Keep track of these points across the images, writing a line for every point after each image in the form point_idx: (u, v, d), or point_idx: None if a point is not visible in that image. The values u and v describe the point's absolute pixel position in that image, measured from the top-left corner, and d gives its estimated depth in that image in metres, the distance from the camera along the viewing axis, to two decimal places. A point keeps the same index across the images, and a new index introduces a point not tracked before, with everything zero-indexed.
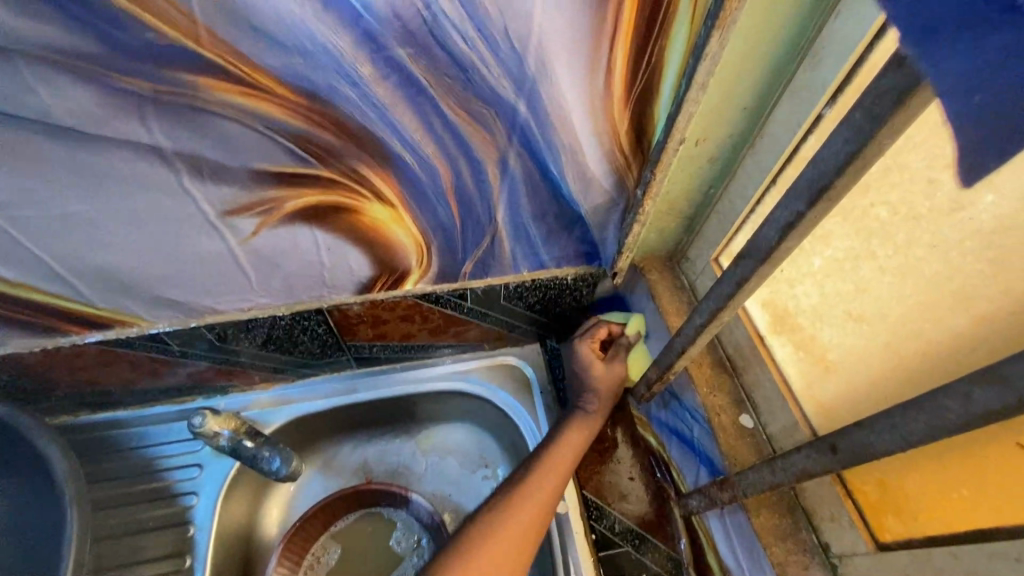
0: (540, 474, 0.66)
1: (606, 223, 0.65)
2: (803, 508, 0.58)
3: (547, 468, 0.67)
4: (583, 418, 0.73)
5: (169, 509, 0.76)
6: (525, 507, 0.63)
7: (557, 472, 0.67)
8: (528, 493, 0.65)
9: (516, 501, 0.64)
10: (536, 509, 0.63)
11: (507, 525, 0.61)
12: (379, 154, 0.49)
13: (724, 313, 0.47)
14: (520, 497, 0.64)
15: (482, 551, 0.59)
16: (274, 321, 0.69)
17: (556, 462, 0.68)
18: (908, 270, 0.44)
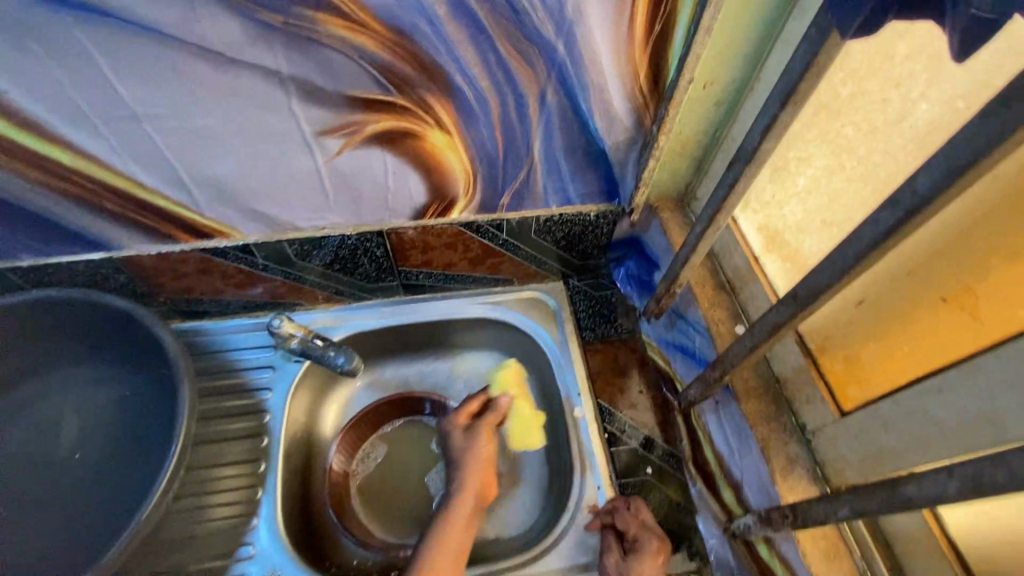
0: (468, 488, 0.78)
1: (626, 161, 0.76)
2: (785, 397, 0.69)
3: (458, 509, 0.76)
4: (480, 448, 0.82)
5: (247, 399, 0.89)
6: (455, 523, 0.74)
7: (474, 487, 0.79)
8: (454, 519, 0.75)
9: (454, 510, 0.76)
10: (470, 518, 0.76)
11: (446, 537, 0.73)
12: (444, 86, 0.61)
13: (719, 218, 0.58)
14: (458, 504, 0.76)
15: (429, 557, 0.71)
16: (342, 240, 0.82)
17: (469, 485, 0.78)
18: (868, 174, 0.54)
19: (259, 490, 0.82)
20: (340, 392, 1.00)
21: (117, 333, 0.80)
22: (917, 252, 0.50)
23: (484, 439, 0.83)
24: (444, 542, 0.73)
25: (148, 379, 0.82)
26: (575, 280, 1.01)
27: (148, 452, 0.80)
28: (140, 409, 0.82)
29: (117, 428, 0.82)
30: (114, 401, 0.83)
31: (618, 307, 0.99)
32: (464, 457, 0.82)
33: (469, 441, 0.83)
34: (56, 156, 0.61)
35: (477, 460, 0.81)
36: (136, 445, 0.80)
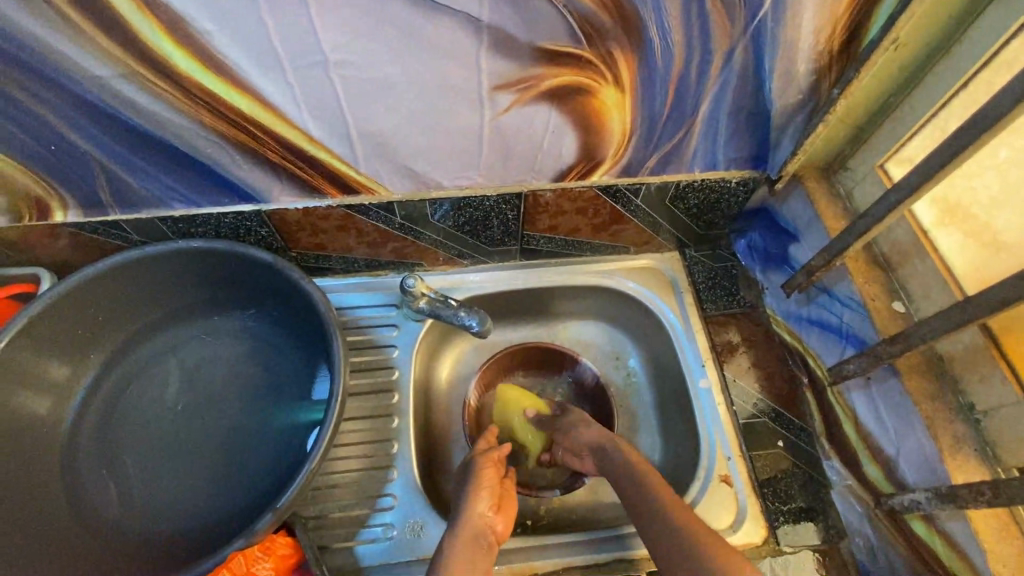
0: (463, 512, 0.70)
1: (786, 126, 0.74)
2: (949, 376, 0.67)
3: (474, 519, 0.69)
4: (485, 471, 0.75)
5: (373, 356, 0.90)
6: (458, 546, 0.66)
7: (475, 510, 0.70)
8: (466, 527, 0.68)
9: (465, 520, 0.69)
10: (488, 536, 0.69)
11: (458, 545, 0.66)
12: (636, 39, 0.59)
13: (926, 186, 0.57)
14: (470, 514, 0.70)
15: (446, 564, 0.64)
16: (482, 201, 0.81)
17: (485, 492, 0.73)
18: None
19: (394, 443, 0.84)
20: (451, 354, 1.01)
21: (265, 285, 0.82)
22: None
23: (489, 462, 0.77)
24: (459, 549, 0.66)
25: (293, 332, 0.85)
26: (691, 251, 1.00)
27: (291, 401, 0.83)
28: (284, 363, 0.85)
29: (261, 377, 0.85)
30: (257, 353, 0.86)
31: (737, 280, 0.97)
32: (466, 486, 0.74)
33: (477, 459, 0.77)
34: (238, 103, 0.60)
35: (483, 471, 0.75)
36: (277, 396, 0.83)
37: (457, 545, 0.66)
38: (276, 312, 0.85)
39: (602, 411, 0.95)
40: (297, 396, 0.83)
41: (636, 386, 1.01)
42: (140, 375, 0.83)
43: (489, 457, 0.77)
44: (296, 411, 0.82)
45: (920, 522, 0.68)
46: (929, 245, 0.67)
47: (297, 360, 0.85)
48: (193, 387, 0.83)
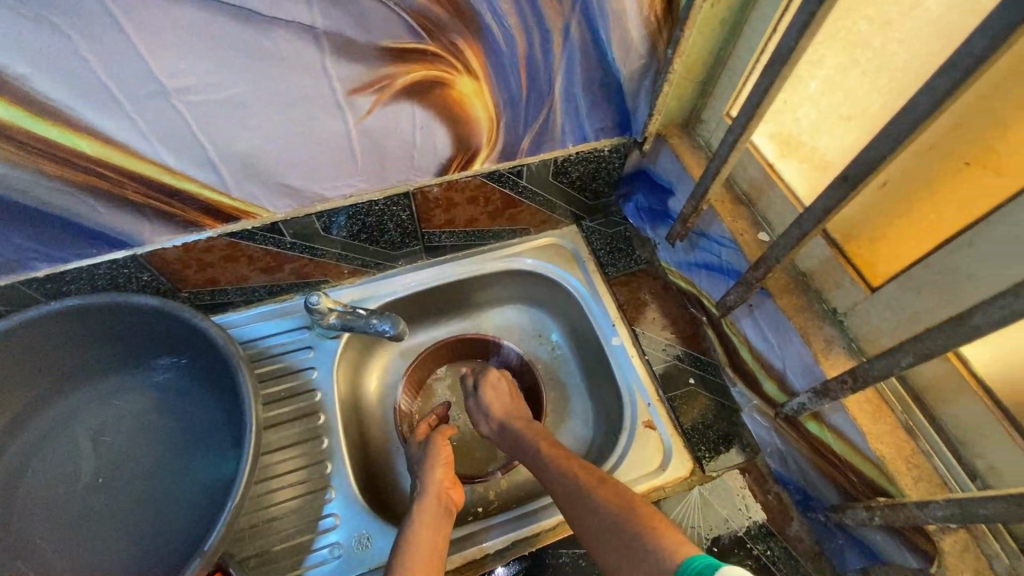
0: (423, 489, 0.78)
1: (639, 90, 0.80)
2: (813, 288, 0.75)
3: (433, 494, 0.77)
4: (439, 450, 0.83)
5: (294, 382, 0.89)
6: (424, 519, 0.74)
7: (436, 486, 0.78)
8: (426, 502, 0.76)
9: (425, 497, 0.76)
10: (446, 507, 0.77)
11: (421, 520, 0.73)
12: (473, 26, 0.61)
13: (752, 123, 0.64)
14: (429, 490, 0.77)
15: (415, 536, 0.71)
16: (370, 206, 0.81)
17: (440, 471, 0.80)
18: (884, 64, 0.59)
19: (328, 462, 0.83)
20: (377, 363, 1.01)
21: (158, 330, 0.78)
22: (936, 129, 0.54)
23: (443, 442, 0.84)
24: (423, 523, 0.73)
25: (200, 374, 0.82)
26: (587, 222, 1.06)
27: (212, 444, 0.80)
28: (199, 408, 0.82)
29: (176, 427, 0.81)
30: (167, 403, 0.82)
31: (631, 241, 1.04)
32: (424, 465, 0.81)
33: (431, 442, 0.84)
34: (77, 145, 0.58)
35: (439, 450, 0.83)
36: (197, 442, 0.80)
37: (422, 518, 0.73)
38: (180, 358, 0.82)
39: (531, 387, 0.98)
40: (218, 438, 0.80)
41: (562, 358, 1.06)
42: (36, 454, 0.77)
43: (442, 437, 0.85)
44: (218, 453, 0.79)
45: (814, 422, 0.74)
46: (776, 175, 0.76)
47: (210, 400, 0.82)
48: (102, 453, 0.78)
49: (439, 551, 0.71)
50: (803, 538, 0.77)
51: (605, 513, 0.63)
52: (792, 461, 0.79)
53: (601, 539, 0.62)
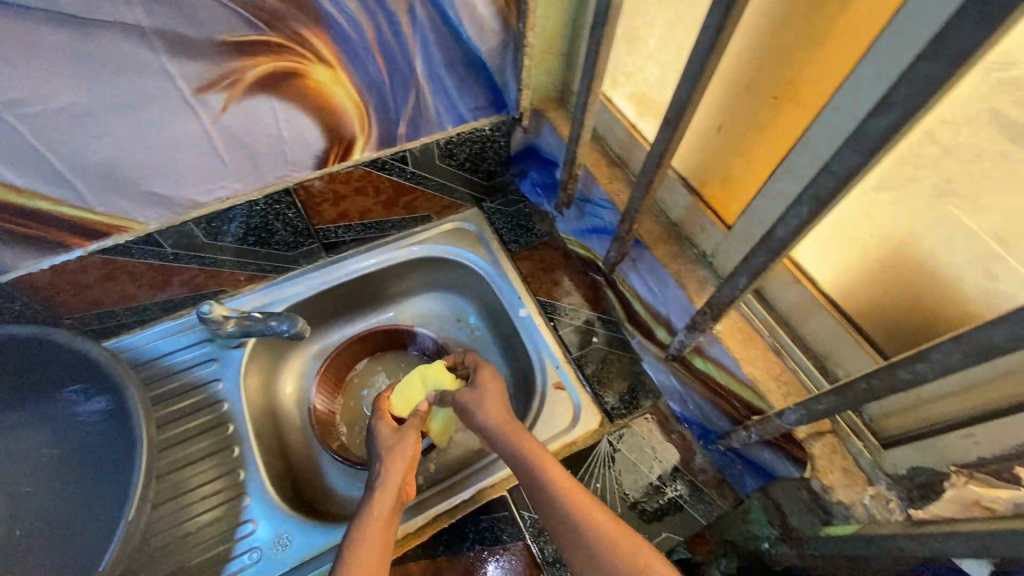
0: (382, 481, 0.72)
1: (503, 66, 0.83)
2: (685, 235, 0.80)
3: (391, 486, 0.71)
4: (405, 441, 0.76)
5: (199, 395, 0.87)
6: (379, 513, 0.68)
7: (396, 480, 0.71)
8: (383, 493, 0.70)
9: (381, 490, 0.70)
10: (399, 497, 0.71)
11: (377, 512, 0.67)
12: (312, 13, 0.62)
13: (596, 84, 0.67)
14: (386, 483, 0.71)
15: (367, 532, 0.65)
16: (250, 207, 0.81)
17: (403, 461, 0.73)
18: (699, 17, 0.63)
19: (241, 471, 0.82)
20: (292, 367, 0.99)
21: (31, 363, 0.75)
22: (746, 71, 0.60)
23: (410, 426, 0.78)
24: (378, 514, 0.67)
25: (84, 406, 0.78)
26: (488, 203, 1.08)
27: (102, 477, 0.75)
28: (87, 441, 0.77)
29: (66, 462, 0.77)
30: (57, 436, 0.78)
31: (531, 216, 1.07)
32: (386, 454, 0.74)
33: (397, 432, 0.77)
34: None
35: (406, 440, 0.76)
36: (94, 471, 0.76)
37: (377, 510, 0.68)
38: (67, 386, 0.77)
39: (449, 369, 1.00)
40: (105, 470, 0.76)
41: (481, 338, 1.07)
42: None
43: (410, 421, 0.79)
44: (111, 482, 0.75)
45: (698, 358, 0.80)
46: (639, 134, 0.80)
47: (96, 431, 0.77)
48: None
49: (386, 541, 0.66)
50: (707, 469, 0.81)
51: (575, 520, 0.60)
52: (690, 401, 0.84)
53: (567, 541, 0.60)
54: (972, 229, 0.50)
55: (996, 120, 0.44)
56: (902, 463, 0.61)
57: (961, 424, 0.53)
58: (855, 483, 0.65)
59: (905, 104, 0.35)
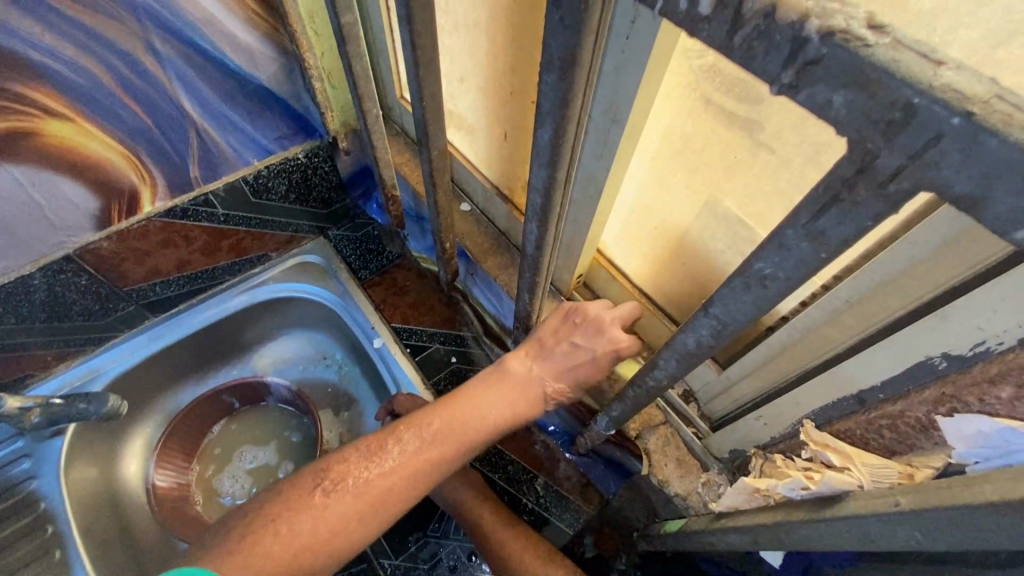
0: (388, 486, 0.55)
1: (295, 90, 0.77)
2: (513, 243, 0.78)
3: (449, 428, 0.59)
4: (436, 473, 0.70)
5: (13, 500, 0.77)
6: (420, 449, 0.57)
7: (470, 423, 0.59)
8: (436, 430, 0.58)
9: (432, 425, 0.58)
10: (453, 439, 0.58)
11: (421, 443, 0.57)
12: (18, 65, 0.55)
13: (369, 106, 0.63)
14: (438, 422, 0.59)
15: (388, 465, 0.56)
16: (26, 285, 0.71)
17: (480, 412, 0.60)
18: (452, 24, 0.60)
19: None
20: (135, 442, 0.91)
21: None
22: (506, 77, 0.57)
23: (485, 427, 0.60)
24: (412, 454, 0.57)
25: None
26: (334, 231, 1.01)
27: None
28: None
29: None
30: None
31: (381, 239, 1.01)
32: (490, 394, 0.61)
33: (493, 381, 0.62)
34: None
35: (494, 392, 0.62)
36: None
37: (412, 448, 0.57)
38: None
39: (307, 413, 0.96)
40: None
41: (349, 373, 1.00)
42: None
43: (494, 414, 0.60)
44: None
45: None
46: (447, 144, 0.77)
47: None
48: None
49: (395, 486, 0.55)
50: (571, 475, 0.80)
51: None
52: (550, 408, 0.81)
53: None
54: (729, 212, 0.49)
55: (709, 107, 0.43)
56: (724, 446, 0.60)
57: (755, 405, 0.53)
58: (690, 472, 0.64)
59: (551, 117, 0.32)
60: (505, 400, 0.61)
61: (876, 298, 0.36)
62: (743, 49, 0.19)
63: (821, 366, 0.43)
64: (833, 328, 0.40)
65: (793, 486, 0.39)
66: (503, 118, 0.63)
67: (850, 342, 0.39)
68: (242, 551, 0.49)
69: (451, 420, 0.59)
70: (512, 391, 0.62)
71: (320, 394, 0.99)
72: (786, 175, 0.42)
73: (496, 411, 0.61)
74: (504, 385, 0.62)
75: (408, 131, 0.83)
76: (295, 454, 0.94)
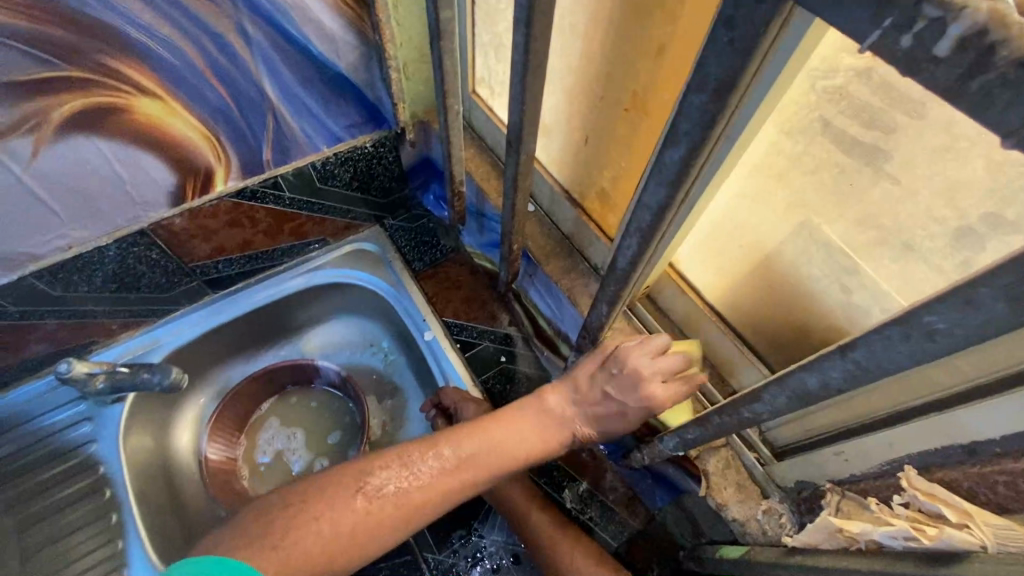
0: (425, 500, 0.54)
1: (371, 80, 0.77)
2: (577, 248, 0.77)
3: (485, 452, 0.58)
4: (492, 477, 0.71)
5: (74, 461, 0.80)
6: (456, 470, 0.56)
7: (504, 448, 0.59)
8: (475, 453, 0.57)
9: (471, 445, 0.57)
10: (488, 462, 0.57)
11: (459, 462, 0.56)
12: (117, 42, 0.56)
13: (451, 102, 0.62)
14: (476, 442, 0.58)
15: (425, 482, 0.55)
16: (102, 254, 0.73)
17: (516, 439, 0.59)
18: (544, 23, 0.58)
19: (119, 540, 0.76)
20: (188, 413, 0.93)
21: None
22: (599, 82, 0.56)
23: (516, 457, 0.59)
24: (450, 471, 0.56)
25: None
26: (390, 221, 1.01)
27: None
28: None
29: None
30: None
31: (436, 232, 1.01)
32: (524, 420, 0.61)
33: (529, 410, 0.61)
34: None
35: (531, 421, 0.61)
36: None
37: (450, 465, 0.56)
38: None
39: (354, 398, 0.96)
40: None
41: (395, 362, 1.00)
42: None
43: (526, 445, 0.59)
44: None
45: None
46: None
47: None
48: None
49: (427, 503, 0.55)
50: (617, 487, 0.79)
51: None
52: None
53: None
54: (830, 239, 0.47)
55: (828, 130, 0.41)
56: (790, 475, 0.58)
57: (834, 438, 0.50)
58: (750, 498, 0.62)
59: (687, 138, 0.31)
60: (537, 429, 0.61)
61: (1005, 348, 0.34)
62: (974, 99, 0.18)
63: (927, 409, 0.41)
64: (940, 372, 0.39)
65: (893, 534, 0.39)
66: (589, 122, 0.61)
67: (959, 388, 0.38)
68: (284, 547, 0.49)
69: (489, 444, 0.58)
70: (548, 424, 0.61)
71: (366, 380, 1.00)
72: (907, 210, 0.40)
73: (529, 440, 0.60)
74: (541, 415, 0.61)
75: (475, 125, 0.84)
76: (341, 437, 0.95)
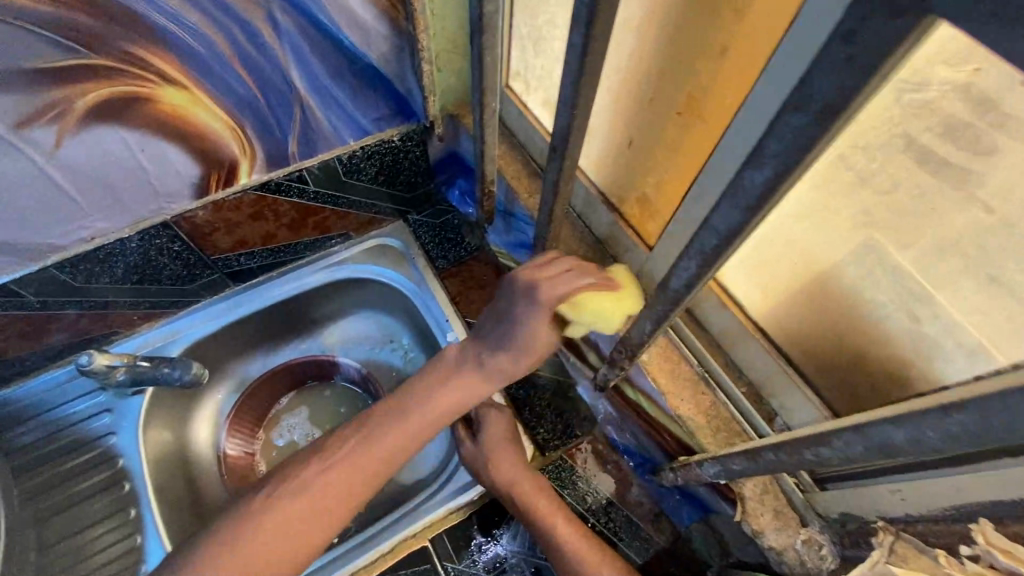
0: (327, 503, 0.63)
1: (402, 72, 0.74)
2: (610, 254, 0.73)
3: (369, 448, 0.66)
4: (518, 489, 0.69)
5: (95, 452, 0.80)
6: (325, 481, 0.64)
7: (354, 457, 0.65)
8: (327, 463, 0.65)
9: (328, 463, 0.65)
10: (368, 463, 0.66)
11: (314, 479, 0.64)
12: (142, 28, 0.53)
13: (489, 99, 0.59)
14: (327, 458, 0.65)
15: (304, 497, 0.63)
16: (124, 246, 0.72)
17: (377, 435, 0.66)
18: None
19: (138, 534, 0.76)
20: (206, 406, 0.91)
21: None
22: (651, 82, 0.52)
23: (392, 451, 0.67)
24: (303, 492, 0.63)
25: None
26: (414, 215, 0.98)
27: None
28: None
29: None
30: None
31: (460, 228, 0.98)
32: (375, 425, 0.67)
33: (386, 413, 0.68)
34: None
35: (386, 426, 0.67)
36: None
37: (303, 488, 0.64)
38: None
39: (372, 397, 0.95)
40: None
41: (416, 361, 0.98)
42: None
43: (396, 441, 0.67)
44: None
45: (630, 387, 0.72)
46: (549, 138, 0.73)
47: None
48: None
49: (343, 497, 0.64)
50: (643, 502, 0.77)
51: None
52: (627, 429, 0.77)
53: None
54: (900, 265, 0.43)
55: (910, 148, 0.37)
56: (834, 506, 0.56)
57: (889, 475, 0.47)
58: (788, 526, 0.59)
59: (776, 162, 0.27)
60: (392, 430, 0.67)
61: None
62: None
63: (1007, 458, 0.37)
64: None
65: None
66: (636, 123, 0.57)
67: None
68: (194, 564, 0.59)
69: (372, 437, 0.67)
70: (407, 422, 0.67)
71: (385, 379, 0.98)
72: (1000, 242, 0.36)
73: (392, 437, 0.67)
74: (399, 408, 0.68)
75: (507, 121, 0.81)
76: None
